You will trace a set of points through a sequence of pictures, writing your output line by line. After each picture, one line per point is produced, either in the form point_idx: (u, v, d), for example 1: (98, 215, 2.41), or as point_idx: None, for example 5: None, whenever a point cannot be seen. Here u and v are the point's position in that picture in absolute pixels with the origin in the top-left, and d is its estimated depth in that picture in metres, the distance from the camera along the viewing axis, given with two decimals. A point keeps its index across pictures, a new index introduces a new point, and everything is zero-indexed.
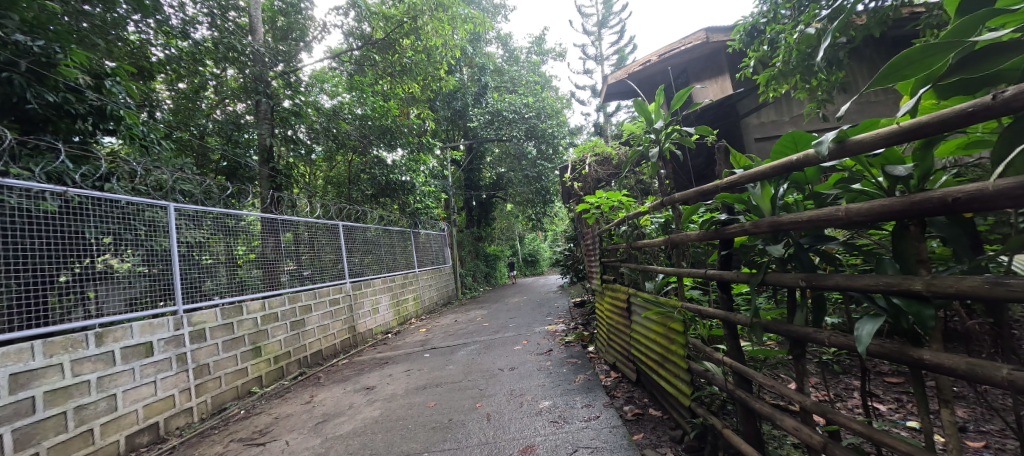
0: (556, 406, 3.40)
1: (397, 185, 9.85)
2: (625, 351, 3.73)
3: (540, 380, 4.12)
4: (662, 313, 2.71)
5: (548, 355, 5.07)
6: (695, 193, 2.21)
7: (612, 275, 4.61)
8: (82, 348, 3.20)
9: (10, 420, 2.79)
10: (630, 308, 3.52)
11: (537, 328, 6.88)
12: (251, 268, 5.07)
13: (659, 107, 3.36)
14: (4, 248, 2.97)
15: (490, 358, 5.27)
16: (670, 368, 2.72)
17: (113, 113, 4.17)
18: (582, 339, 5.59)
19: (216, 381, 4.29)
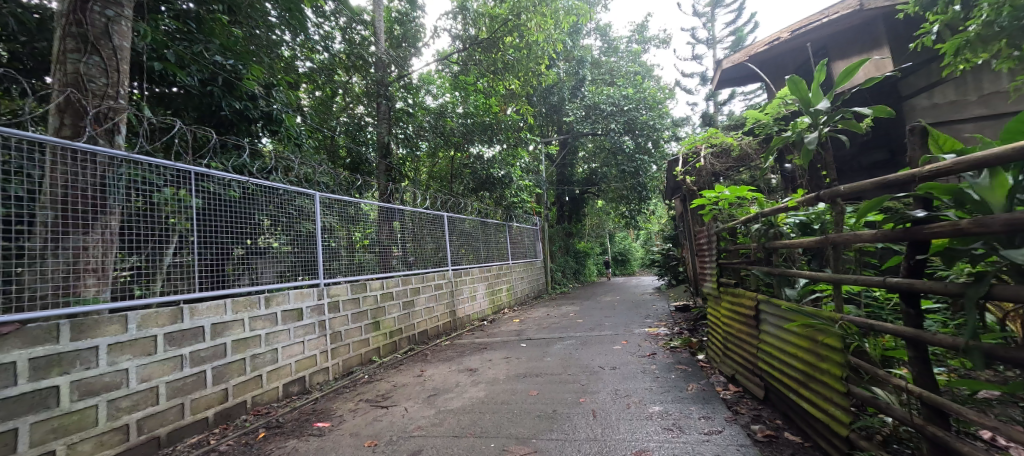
0: (669, 413, 3.27)
1: (496, 180, 10.19)
2: (748, 363, 3.41)
3: (645, 383, 3.98)
4: (812, 325, 2.41)
5: (651, 358, 4.87)
6: (873, 184, 1.89)
7: (732, 278, 4.25)
8: (255, 308, 3.89)
9: (212, 359, 3.46)
10: (759, 317, 3.22)
11: (635, 329, 6.64)
12: (368, 252, 5.65)
13: (818, 86, 3.02)
14: (212, 226, 3.65)
15: (588, 356, 5.21)
16: (820, 388, 2.40)
17: (277, 117, 5.00)
18: (690, 345, 5.25)
19: (347, 348, 4.92)
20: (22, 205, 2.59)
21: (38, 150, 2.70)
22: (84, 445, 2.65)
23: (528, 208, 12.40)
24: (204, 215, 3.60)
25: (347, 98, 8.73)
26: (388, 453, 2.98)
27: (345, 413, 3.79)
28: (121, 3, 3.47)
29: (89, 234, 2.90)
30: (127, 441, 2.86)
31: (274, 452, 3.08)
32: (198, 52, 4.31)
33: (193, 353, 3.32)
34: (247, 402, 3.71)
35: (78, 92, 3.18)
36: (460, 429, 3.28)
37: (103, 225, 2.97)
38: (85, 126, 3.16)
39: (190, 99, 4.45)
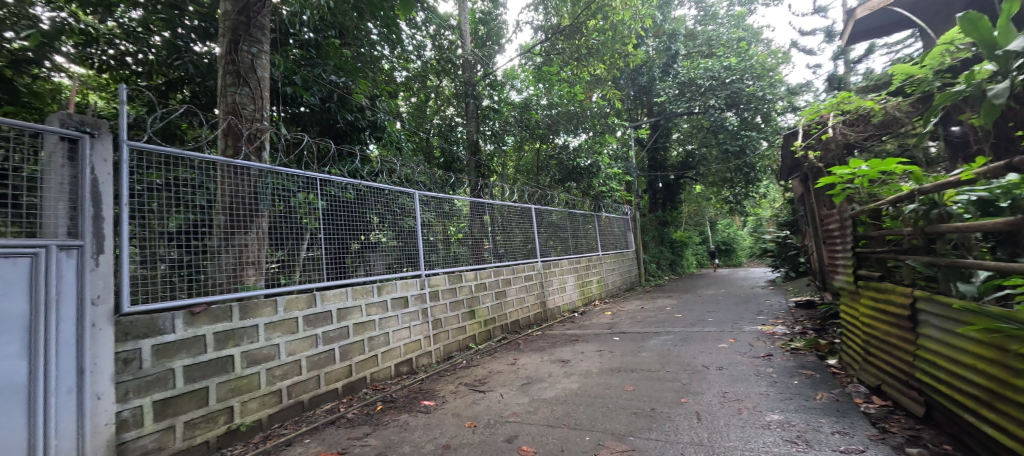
0: (792, 423, 3.06)
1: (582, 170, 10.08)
2: (902, 374, 3.01)
3: (760, 387, 3.77)
4: (1004, 331, 2.05)
5: (767, 360, 4.54)
6: None
7: (874, 269, 3.76)
8: (370, 295, 4.37)
9: (339, 339, 3.98)
10: (921, 319, 2.81)
11: (747, 327, 6.19)
12: (462, 245, 6.00)
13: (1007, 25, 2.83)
14: (334, 224, 4.17)
15: (690, 353, 5.03)
16: (1014, 410, 2.03)
17: (381, 124, 6.15)
18: (817, 348, 4.75)
19: (447, 334, 5.33)
20: (204, 213, 3.20)
21: (210, 168, 3.31)
22: (251, 403, 3.25)
23: (618, 197, 12.12)
24: (328, 215, 4.12)
25: (439, 102, 9.31)
26: (487, 435, 3.21)
27: (447, 394, 4.13)
28: (259, 42, 4.17)
29: (248, 234, 3.47)
30: (280, 403, 3.44)
31: (390, 423, 3.48)
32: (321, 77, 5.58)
33: (324, 334, 3.85)
34: (367, 378, 4.21)
35: (235, 118, 3.90)
36: (553, 419, 3.41)
37: (256, 227, 3.53)
38: (240, 145, 3.84)
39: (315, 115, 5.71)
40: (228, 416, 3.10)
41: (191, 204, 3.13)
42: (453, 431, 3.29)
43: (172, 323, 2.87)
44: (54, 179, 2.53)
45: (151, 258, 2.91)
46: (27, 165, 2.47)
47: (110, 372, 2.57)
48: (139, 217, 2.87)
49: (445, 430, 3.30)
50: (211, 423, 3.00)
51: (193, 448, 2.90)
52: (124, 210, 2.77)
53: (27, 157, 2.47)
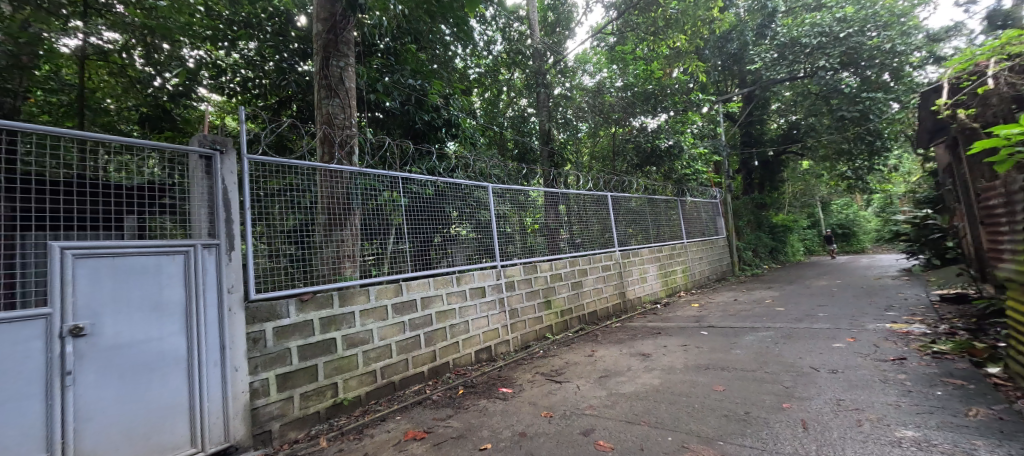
0: (916, 438, 2.72)
1: (663, 153, 9.57)
2: None
3: (890, 397, 3.32)
4: None
5: (898, 364, 4.02)
6: None
7: None
8: (450, 285, 4.62)
9: (424, 326, 4.27)
10: None
11: (872, 325, 5.51)
12: (538, 236, 6.09)
13: None
14: (416, 219, 4.45)
15: (794, 353, 4.65)
16: None
17: (454, 121, 6.48)
18: (970, 352, 4.00)
19: (523, 324, 5.48)
20: (309, 212, 3.60)
21: (312, 173, 3.72)
22: (351, 381, 3.63)
23: (705, 180, 11.38)
24: (410, 211, 4.41)
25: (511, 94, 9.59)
26: (562, 426, 3.27)
27: (525, 382, 4.28)
28: (345, 55, 4.57)
29: (345, 230, 3.82)
30: (375, 383, 3.79)
31: (470, 407, 3.69)
32: (400, 81, 6.00)
33: (411, 321, 4.16)
34: (450, 363, 4.49)
35: (329, 127, 4.34)
36: (630, 415, 3.39)
37: (351, 224, 3.87)
38: (334, 151, 4.26)
39: (397, 119, 6.14)
40: (333, 391, 3.50)
41: (299, 205, 3.56)
42: (528, 420, 3.40)
43: (288, 308, 3.30)
44: (197, 189, 3.03)
45: (272, 253, 3.35)
46: (178, 179, 2.98)
47: (243, 349, 3.03)
48: (260, 218, 3.33)
49: (520, 418, 3.43)
50: (321, 396, 3.41)
51: (307, 417, 3.32)
52: (249, 213, 3.22)
53: (177, 171, 2.98)
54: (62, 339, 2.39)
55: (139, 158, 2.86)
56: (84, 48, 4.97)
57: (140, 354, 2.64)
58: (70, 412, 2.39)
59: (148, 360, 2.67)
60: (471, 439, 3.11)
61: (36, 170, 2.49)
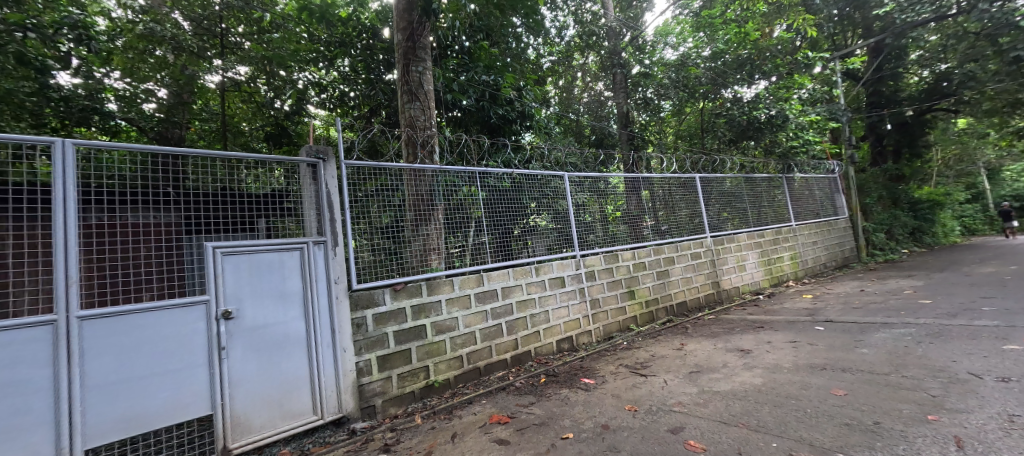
0: None
1: (762, 124, 8.48)
2: None
3: None
4: None
5: None
6: None
7: None
8: (530, 276, 4.72)
9: (505, 315, 4.43)
10: None
11: None
12: (620, 224, 5.92)
13: None
14: (494, 213, 4.62)
15: (943, 354, 3.92)
16: None
17: (529, 113, 6.68)
18: None
19: (606, 314, 5.43)
20: (398, 209, 3.91)
21: (399, 173, 4.02)
22: (441, 365, 3.90)
23: (819, 153, 9.52)
24: (488, 205, 4.58)
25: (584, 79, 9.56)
26: (648, 421, 3.16)
27: (607, 374, 4.24)
28: (422, 60, 4.83)
29: (430, 225, 4.08)
30: (462, 367, 4.04)
31: (552, 396, 3.76)
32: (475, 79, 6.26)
33: (493, 310, 4.34)
34: (532, 351, 4.61)
35: (411, 130, 4.66)
36: (724, 414, 3.16)
37: (435, 219, 4.13)
38: (416, 151, 4.56)
39: (473, 116, 6.41)
40: (425, 373, 3.80)
41: (390, 203, 3.87)
42: (610, 411, 3.37)
43: (384, 296, 3.63)
44: (307, 193, 3.43)
45: (372, 248, 3.69)
46: (292, 185, 3.39)
47: (349, 333, 3.40)
48: (358, 217, 3.68)
49: (603, 410, 3.39)
50: (414, 377, 3.71)
51: (404, 395, 3.64)
52: (349, 212, 3.57)
53: (290, 179, 3.39)
54: (215, 321, 2.88)
55: (264, 169, 3.31)
56: (225, 82, 6.65)
57: (272, 335, 3.09)
58: (224, 383, 2.86)
59: (277, 341, 3.11)
60: (553, 427, 3.17)
61: (193, 183, 2.98)
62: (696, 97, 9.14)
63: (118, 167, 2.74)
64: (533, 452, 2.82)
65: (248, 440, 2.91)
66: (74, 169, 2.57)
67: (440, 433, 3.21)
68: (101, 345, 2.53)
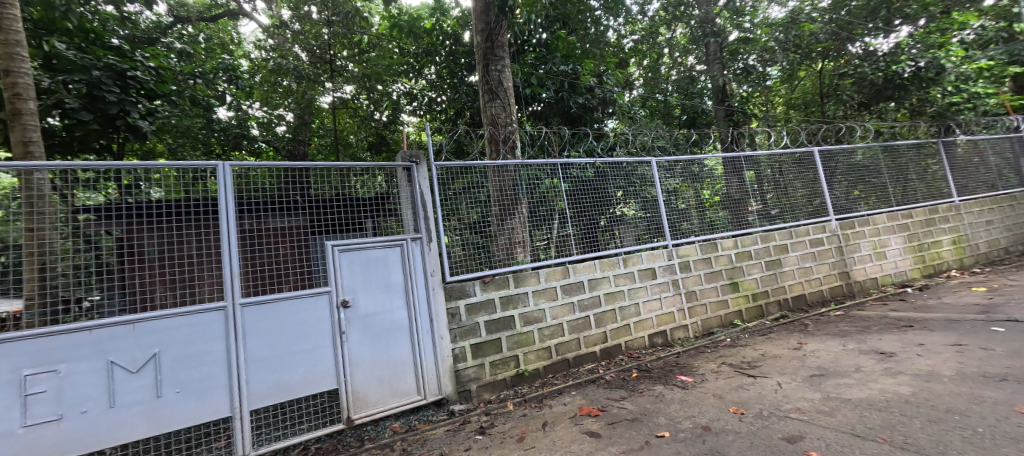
0: None
1: (906, 80, 7.07)
2: None
3: None
4: None
5: None
6: None
7: None
8: (617, 267, 4.62)
9: (592, 307, 4.41)
10: None
11: None
12: (719, 209, 5.46)
13: None
14: (576, 205, 4.60)
15: None
16: None
17: (610, 99, 6.57)
18: None
19: (704, 308, 5.07)
20: (484, 206, 4.09)
21: (484, 171, 4.19)
22: (530, 355, 4.03)
23: (992, 104, 7.21)
24: (571, 196, 4.59)
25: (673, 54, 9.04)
26: (757, 426, 2.91)
27: (708, 373, 3.97)
28: (500, 58, 4.96)
29: (515, 219, 4.21)
30: (551, 358, 4.13)
31: (645, 392, 3.67)
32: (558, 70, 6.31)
33: (579, 301, 4.35)
34: (622, 345, 4.53)
35: (494, 127, 4.83)
36: (855, 424, 2.79)
37: (519, 213, 4.25)
38: (499, 147, 4.72)
39: (554, 107, 6.45)
40: (515, 361, 3.94)
41: (478, 200, 4.08)
42: (710, 412, 3.20)
43: (474, 288, 3.84)
44: (404, 195, 3.74)
45: (463, 243, 3.94)
46: (392, 188, 3.71)
47: (444, 322, 3.66)
48: (448, 214, 3.93)
49: (703, 411, 3.21)
50: (505, 365, 3.88)
51: (497, 382, 3.83)
52: (439, 210, 3.83)
53: (390, 183, 3.71)
54: (337, 309, 3.29)
55: (369, 174, 3.65)
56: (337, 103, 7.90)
57: (382, 322, 3.45)
58: (346, 362, 3.25)
59: (386, 327, 3.46)
60: (647, 424, 3.09)
61: (317, 191, 3.38)
62: (812, 57, 7.91)
63: (263, 182, 3.24)
64: (625, 448, 2.78)
65: (366, 413, 3.28)
66: (230, 184, 3.09)
67: (531, 420, 3.34)
68: (255, 327, 3.02)
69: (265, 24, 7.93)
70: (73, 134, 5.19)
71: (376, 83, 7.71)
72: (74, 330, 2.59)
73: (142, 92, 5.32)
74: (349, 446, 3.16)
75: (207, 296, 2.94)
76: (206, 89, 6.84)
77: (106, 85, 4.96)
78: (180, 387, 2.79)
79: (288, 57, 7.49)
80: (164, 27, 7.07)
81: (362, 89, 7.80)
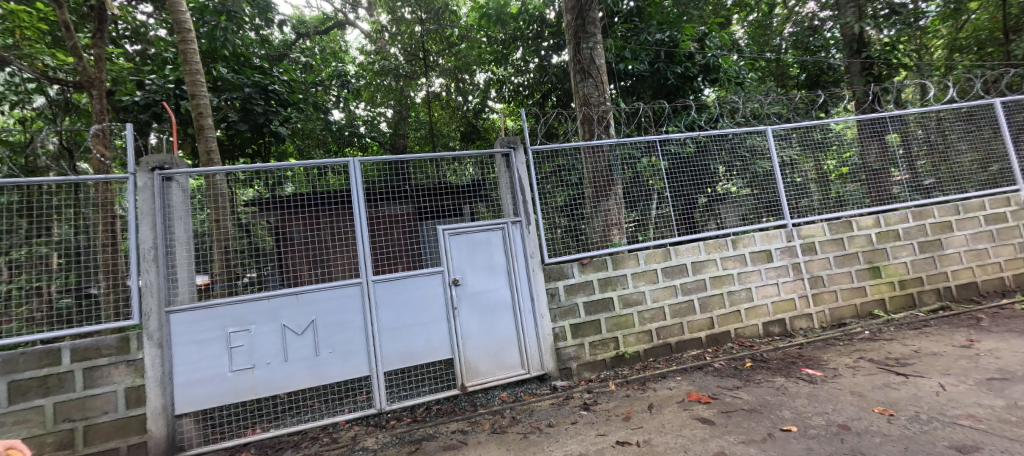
0: None
1: None
2: None
3: None
4: None
5: None
6: None
7: None
8: (725, 249, 4.31)
9: (697, 291, 4.19)
10: None
11: None
12: (848, 183, 4.75)
13: None
14: (675, 185, 4.32)
15: None
16: None
17: (714, 65, 6.13)
18: None
19: (833, 295, 4.53)
20: (577, 189, 4.07)
21: (577, 152, 4.14)
22: (630, 337, 3.97)
23: None
24: (671, 175, 4.32)
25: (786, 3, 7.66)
26: (913, 431, 2.56)
27: (841, 367, 3.56)
28: (592, 35, 4.84)
29: (610, 200, 4.14)
30: (652, 341, 4.03)
31: (763, 383, 3.42)
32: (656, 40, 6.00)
33: (682, 285, 4.16)
34: (732, 332, 4.25)
35: (587, 107, 4.74)
36: None
37: (614, 194, 4.15)
38: (592, 127, 4.63)
39: (646, 80, 6.19)
40: (615, 343, 3.93)
41: (570, 182, 4.07)
42: (848, 410, 2.88)
43: (573, 269, 3.88)
44: (503, 180, 3.89)
45: (550, 226, 3.97)
46: (488, 175, 3.87)
47: (544, 300, 3.76)
48: (542, 198, 3.99)
49: (840, 408, 2.90)
50: (605, 346, 3.89)
51: (597, 362, 3.86)
52: (536, 193, 3.91)
53: (488, 169, 3.89)
54: (449, 286, 3.57)
55: (460, 163, 3.83)
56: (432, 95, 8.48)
57: (488, 299, 3.66)
58: (458, 335, 3.52)
59: (493, 304, 3.67)
60: (770, 417, 2.87)
61: (421, 180, 3.68)
62: None
63: (373, 175, 3.55)
64: (746, 438, 2.64)
65: (477, 382, 3.53)
66: (359, 176, 3.46)
67: (636, 401, 3.31)
68: (384, 301, 3.40)
69: (368, 30, 8.62)
70: (233, 143, 6.23)
71: (464, 74, 8.16)
72: (256, 298, 3.16)
73: (279, 102, 6.21)
74: (463, 410, 3.44)
75: (342, 274, 3.40)
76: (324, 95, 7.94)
77: (255, 99, 5.89)
78: (332, 348, 3.25)
79: (390, 59, 8.18)
80: (289, 44, 8.08)
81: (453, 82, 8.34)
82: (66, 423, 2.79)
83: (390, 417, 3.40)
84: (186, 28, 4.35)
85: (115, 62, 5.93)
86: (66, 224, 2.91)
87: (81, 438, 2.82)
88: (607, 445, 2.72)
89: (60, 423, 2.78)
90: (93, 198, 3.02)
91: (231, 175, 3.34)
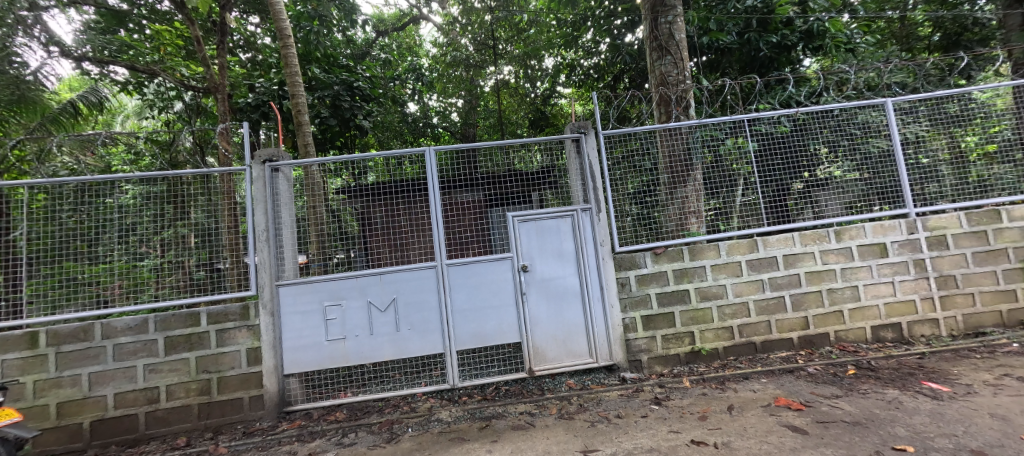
0: None
1: None
2: None
3: None
4: None
5: None
6: None
7: None
8: (826, 241, 3.80)
9: (790, 287, 3.77)
10: None
11: None
12: (995, 164, 3.92)
13: None
14: (764, 168, 3.88)
15: None
16: None
17: (819, 31, 5.38)
18: None
19: (969, 298, 3.80)
20: (652, 174, 3.85)
21: (652, 135, 3.89)
22: (708, 333, 3.72)
23: None
24: (761, 157, 3.89)
25: None
26: None
27: (976, 384, 3.00)
28: (672, 8, 4.52)
29: (687, 186, 3.87)
30: (733, 339, 3.74)
31: (870, 394, 3.00)
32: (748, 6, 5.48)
33: (771, 279, 3.78)
34: (831, 335, 3.78)
35: (664, 87, 4.43)
36: None
37: (692, 179, 3.87)
38: (670, 109, 4.32)
39: (734, 53, 5.66)
40: (691, 338, 3.71)
41: (643, 167, 3.86)
42: (985, 434, 2.42)
43: (645, 259, 3.72)
44: (572, 166, 3.83)
45: (620, 214, 3.80)
46: (557, 161, 3.85)
47: (615, 289, 3.67)
48: (614, 185, 3.85)
49: (973, 432, 2.45)
50: (680, 341, 3.70)
51: (669, 356, 3.69)
52: (608, 179, 3.78)
53: (557, 155, 3.85)
54: (519, 272, 3.63)
55: (528, 149, 3.85)
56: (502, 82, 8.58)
57: (558, 286, 3.66)
58: (528, 319, 3.59)
59: (562, 291, 3.66)
60: (877, 432, 2.53)
61: (490, 168, 3.76)
62: None
63: (446, 164, 3.73)
64: (846, 453, 2.35)
65: (545, 367, 3.58)
66: (434, 165, 3.65)
67: (714, 401, 3.11)
68: (459, 283, 3.57)
69: (441, 22, 8.80)
70: (325, 136, 6.78)
71: (533, 59, 8.31)
72: (347, 277, 3.50)
73: (362, 97, 6.87)
74: (531, 393, 3.51)
75: (420, 257, 3.60)
76: (399, 88, 8.37)
77: (342, 95, 6.49)
78: (411, 326, 3.50)
79: (461, 50, 8.47)
80: (371, 41, 8.62)
81: (521, 68, 8.42)
82: (205, 373, 3.33)
83: (462, 393, 3.58)
84: (285, 33, 4.82)
85: (232, 68, 6.82)
86: (200, 209, 3.46)
87: (216, 387, 3.34)
88: (681, 443, 2.60)
89: (201, 373, 3.32)
90: (220, 187, 3.57)
91: (324, 166, 3.70)
